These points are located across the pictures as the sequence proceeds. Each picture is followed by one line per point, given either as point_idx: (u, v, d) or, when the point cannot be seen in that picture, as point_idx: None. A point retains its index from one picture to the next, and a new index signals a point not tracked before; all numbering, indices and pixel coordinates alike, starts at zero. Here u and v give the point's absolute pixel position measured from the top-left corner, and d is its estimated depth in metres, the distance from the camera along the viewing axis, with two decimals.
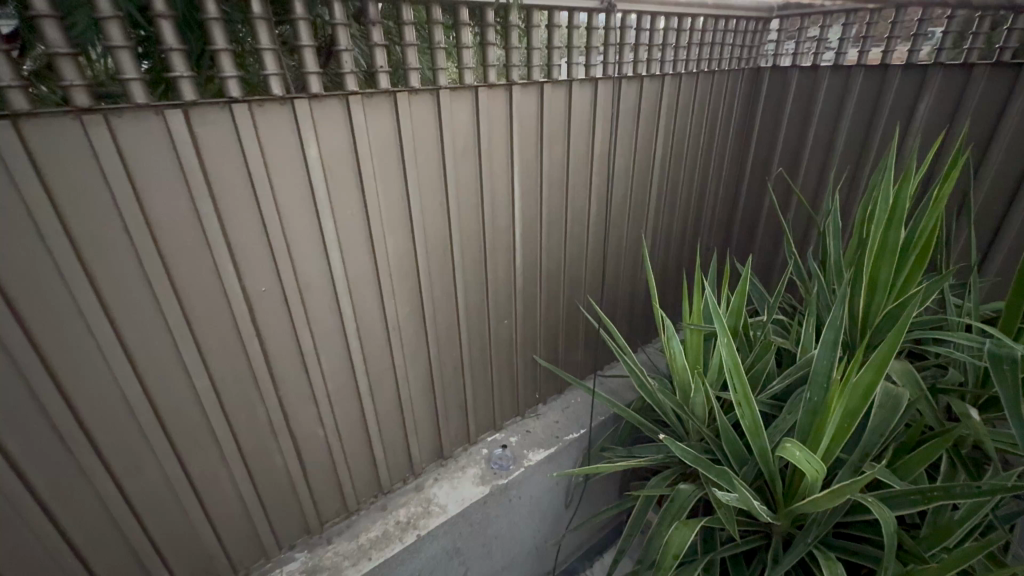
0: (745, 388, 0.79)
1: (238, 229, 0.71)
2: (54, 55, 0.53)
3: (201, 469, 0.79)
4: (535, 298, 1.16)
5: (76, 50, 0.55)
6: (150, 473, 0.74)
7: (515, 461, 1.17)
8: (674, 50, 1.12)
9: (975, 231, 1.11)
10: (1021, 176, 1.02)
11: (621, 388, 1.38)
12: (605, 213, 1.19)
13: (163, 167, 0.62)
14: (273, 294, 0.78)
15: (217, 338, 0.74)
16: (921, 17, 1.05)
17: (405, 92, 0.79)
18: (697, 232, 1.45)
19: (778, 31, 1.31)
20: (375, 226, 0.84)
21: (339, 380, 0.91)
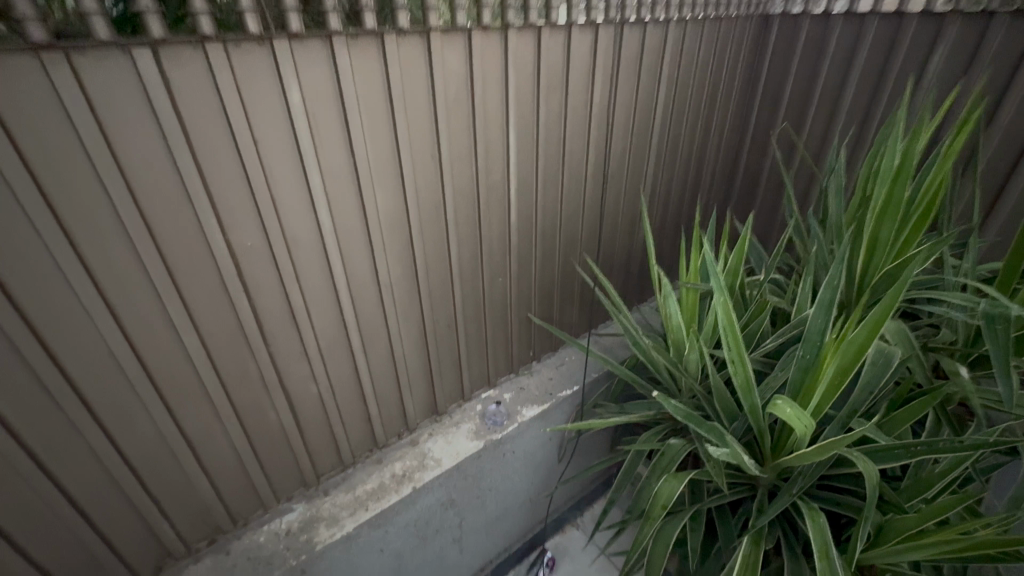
0: (740, 346, 0.79)
1: (219, 180, 0.67)
2: None
3: (196, 424, 0.80)
4: (529, 256, 1.14)
5: None
6: (144, 428, 0.74)
7: (509, 417, 1.19)
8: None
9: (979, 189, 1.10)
10: None
11: (614, 346, 1.39)
12: (602, 167, 1.15)
13: (135, 113, 0.58)
14: (260, 250, 0.75)
15: (205, 294, 0.73)
16: None
17: (393, 35, 0.73)
18: (697, 189, 1.41)
19: None
20: (364, 180, 0.80)
21: (331, 337, 0.90)
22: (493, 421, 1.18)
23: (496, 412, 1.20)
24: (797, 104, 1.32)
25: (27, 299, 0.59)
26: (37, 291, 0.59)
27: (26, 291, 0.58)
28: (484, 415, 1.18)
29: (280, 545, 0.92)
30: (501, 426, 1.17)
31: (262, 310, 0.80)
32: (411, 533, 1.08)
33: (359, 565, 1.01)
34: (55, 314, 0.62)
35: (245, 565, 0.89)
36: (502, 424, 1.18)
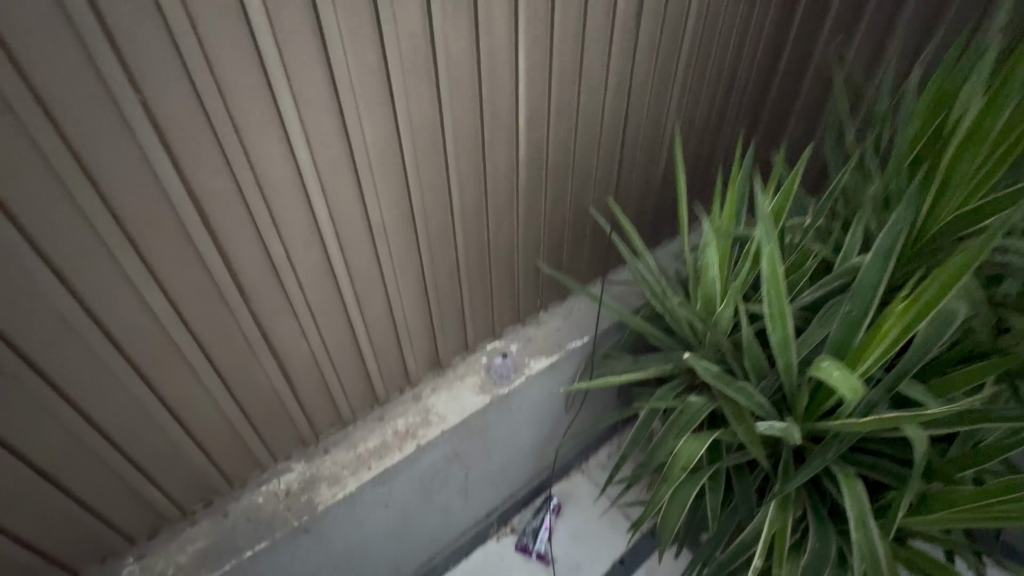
0: (783, 301, 0.71)
1: (168, 109, 0.55)
2: None
3: (175, 388, 0.73)
4: (539, 197, 1.02)
5: None
6: (115, 394, 0.67)
7: (516, 370, 1.13)
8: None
9: None
10: None
11: (627, 294, 1.30)
12: (623, 93, 1.00)
13: (39, 13, 0.45)
14: (228, 195, 0.64)
15: (165, 245, 0.63)
16: None
17: None
18: (726, 120, 1.26)
19: None
20: (349, 109, 0.67)
21: (321, 292, 0.81)
22: (499, 374, 1.11)
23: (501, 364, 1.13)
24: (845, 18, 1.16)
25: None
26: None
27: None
28: (490, 367, 1.11)
29: (280, 506, 0.88)
30: (507, 378, 1.11)
31: (237, 263, 0.70)
32: (418, 488, 1.05)
33: (365, 521, 0.98)
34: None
35: (245, 528, 0.85)
36: (508, 377, 1.11)
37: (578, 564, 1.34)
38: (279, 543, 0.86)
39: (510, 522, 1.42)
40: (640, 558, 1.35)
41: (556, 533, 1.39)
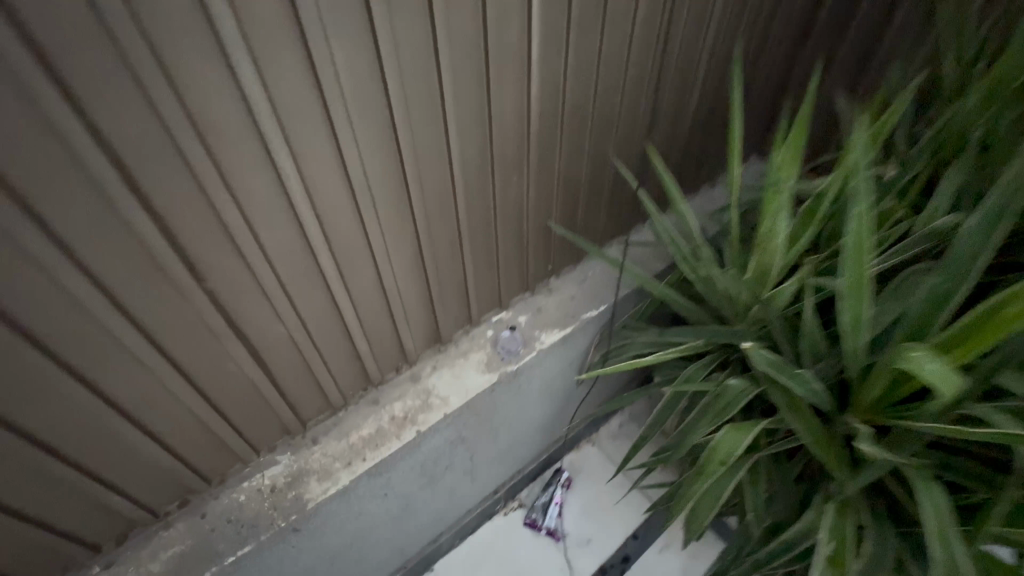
0: (863, 275, 0.58)
1: (53, 27, 0.40)
2: None
3: (120, 384, 0.60)
4: (552, 148, 0.87)
5: None
6: (43, 395, 0.55)
7: (525, 345, 1.01)
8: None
9: None
10: None
11: (647, 257, 1.17)
12: (654, 17, 0.83)
13: None
14: (159, 149, 0.49)
15: (75, 208, 0.48)
16: None
17: None
18: (766, 54, 1.08)
19: None
20: (312, 32, 0.51)
21: (296, 267, 0.67)
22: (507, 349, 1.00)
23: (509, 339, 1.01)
24: None
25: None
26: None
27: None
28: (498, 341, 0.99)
29: (265, 505, 0.79)
30: (517, 353, 0.99)
31: (180, 229, 0.55)
32: (419, 474, 0.96)
33: (362, 512, 0.90)
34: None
35: (226, 530, 0.76)
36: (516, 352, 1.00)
37: (590, 539, 1.28)
38: (265, 545, 0.77)
39: (517, 497, 1.36)
40: (654, 532, 1.28)
41: (566, 508, 1.33)
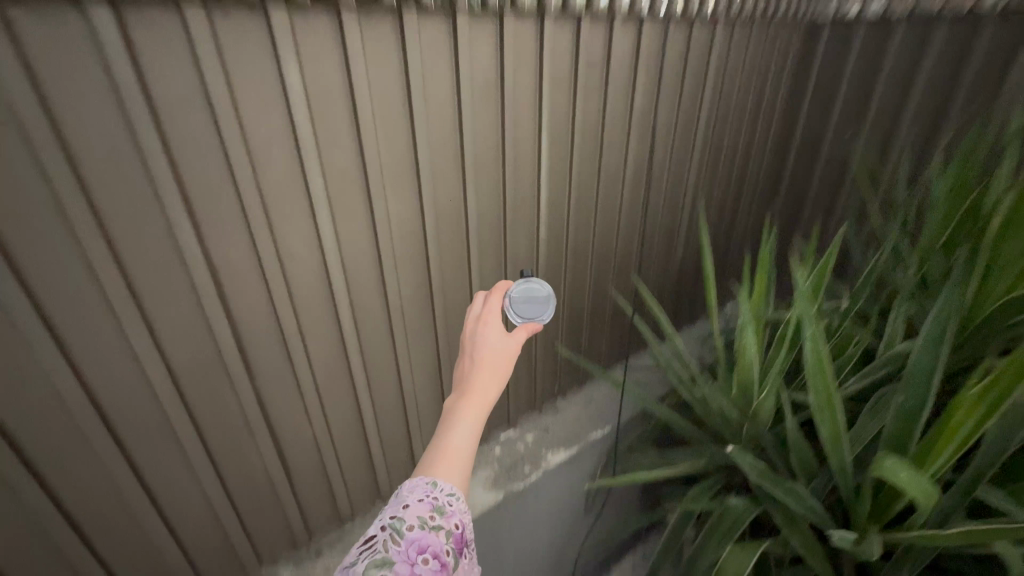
0: (831, 389, 0.65)
1: (201, 192, 0.55)
2: None
3: (156, 466, 0.62)
4: (559, 282, 1.00)
5: None
6: (80, 468, 0.56)
7: (531, 464, 1.03)
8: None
9: None
10: None
11: (650, 381, 1.23)
12: (640, 183, 1.04)
13: (97, 111, 0.46)
14: (248, 267, 0.61)
15: (159, 286, 0.55)
16: None
17: (414, 12, 0.61)
18: (738, 206, 1.32)
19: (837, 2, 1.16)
20: (375, 188, 0.68)
21: (331, 371, 0.76)
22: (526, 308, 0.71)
23: (527, 291, 0.71)
24: (853, 104, 1.23)
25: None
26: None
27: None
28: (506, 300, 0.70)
29: None
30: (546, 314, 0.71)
31: (239, 318, 0.63)
32: None
33: None
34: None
35: None
36: (542, 304, 0.72)
37: None
38: None
39: None
40: None
41: None
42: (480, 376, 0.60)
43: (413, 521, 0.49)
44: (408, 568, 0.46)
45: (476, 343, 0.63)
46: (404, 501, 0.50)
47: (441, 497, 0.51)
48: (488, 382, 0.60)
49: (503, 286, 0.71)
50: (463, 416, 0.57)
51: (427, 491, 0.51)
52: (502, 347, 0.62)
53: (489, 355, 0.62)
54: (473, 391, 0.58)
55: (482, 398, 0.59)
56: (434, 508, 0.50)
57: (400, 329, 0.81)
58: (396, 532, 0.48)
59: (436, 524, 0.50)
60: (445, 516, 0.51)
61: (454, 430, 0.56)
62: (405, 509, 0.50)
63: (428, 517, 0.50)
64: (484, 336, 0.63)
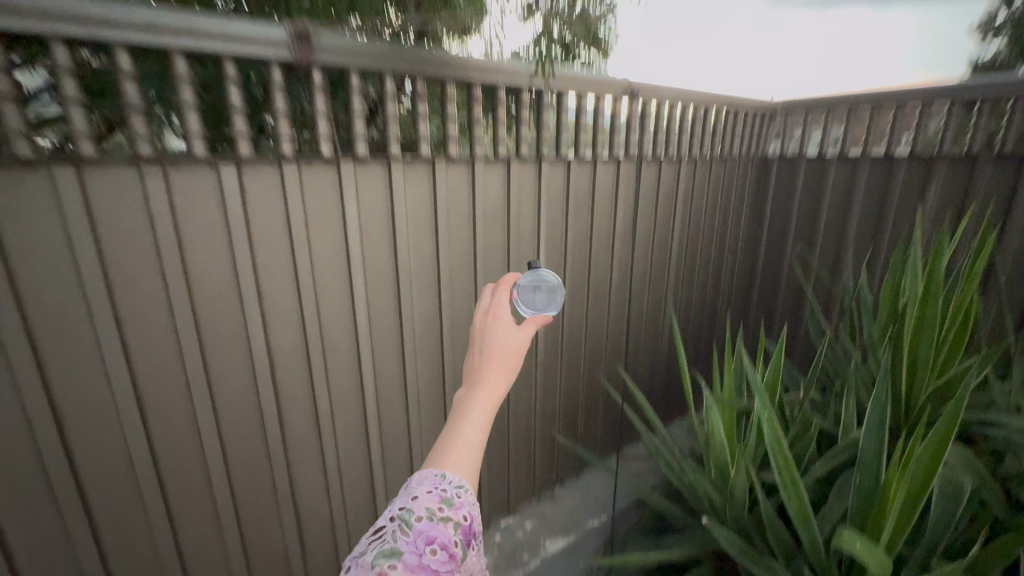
0: (792, 467, 0.74)
1: (271, 290, 0.70)
2: (67, 108, 0.51)
3: (191, 521, 0.70)
4: (557, 371, 1.12)
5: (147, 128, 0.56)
6: (129, 515, 0.65)
7: (531, 553, 1.08)
8: (689, 117, 1.20)
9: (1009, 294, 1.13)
10: None
11: (644, 470, 1.29)
12: (626, 286, 1.20)
13: (209, 230, 0.63)
14: (296, 350, 0.74)
15: (226, 360, 0.68)
16: (895, 121, 1.22)
17: (443, 160, 0.83)
18: (716, 305, 1.49)
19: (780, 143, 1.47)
20: (404, 288, 0.83)
21: (352, 446, 0.85)
22: (534, 304, 0.70)
23: (532, 287, 0.70)
24: (805, 223, 1.44)
25: (8, 337, 0.52)
26: (25, 325, 0.53)
27: (7, 324, 0.52)
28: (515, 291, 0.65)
29: None
30: (555, 306, 0.70)
31: (282, 396, 0.75)
32: None
33: None
34: (27, 359, 0.54)
35: None
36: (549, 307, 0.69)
37: None
38: None
39: None
40: None
41: None
42: (492, 368, 0.53)
43: (422, 511, 0.42)
44: (416, 560, 0.39)
45: (486, 335, 0.56)
46: (412, 492, 0.43)
47: (450, 488, 0.44)
48: (498, 374, 0.53)
49: (511, 278, 0.65)
50: (476, 407, 0.51)
51: (436, 483, 0.44)
52: (513, 339, 0.56)
53: (500, 348, 0.55)
54: (486, 382, 0.52)
55: (492, 392, 0.52)
56: (443, 499, 0.43)
57: (414, 410, 0.91)
58: (405, 523, 0.41)
59: (445, 515, 0.42)
60: (454, 507, 0.43)
61: (465, 423, 0.50)
62: (413, 499, 0.43)
63: (437, 508, 0.42)
64: (495, 327, 0.57)
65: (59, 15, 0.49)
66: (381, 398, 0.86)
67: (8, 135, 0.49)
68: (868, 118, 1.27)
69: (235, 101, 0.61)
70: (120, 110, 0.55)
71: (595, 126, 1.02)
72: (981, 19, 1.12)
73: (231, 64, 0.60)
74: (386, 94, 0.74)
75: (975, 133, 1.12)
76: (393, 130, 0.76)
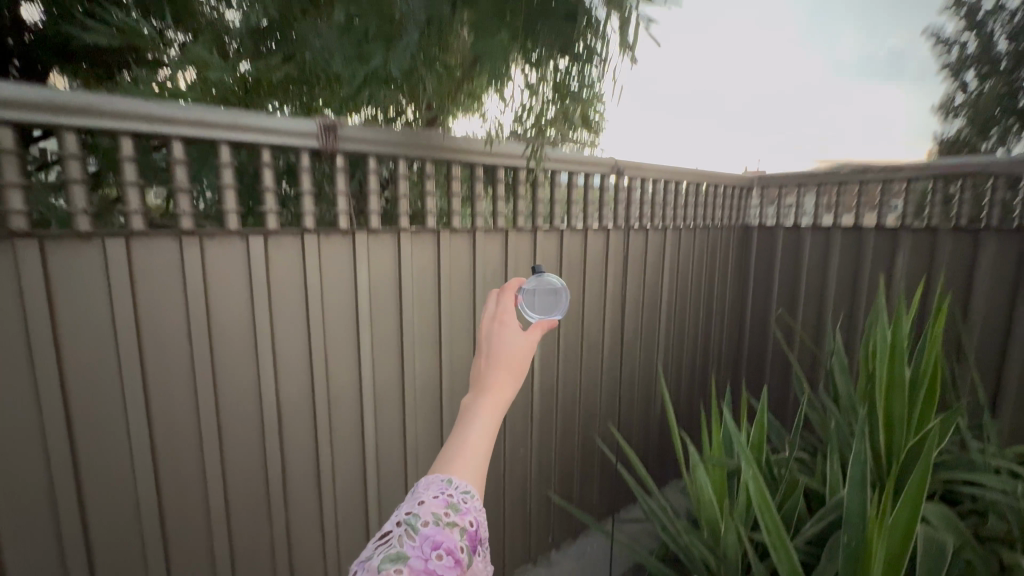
0: (780, 528, 0.76)
1: (285, 348, 0.75)
2: (125, 188, 0.60)
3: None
4: (552, 429, 1.15)
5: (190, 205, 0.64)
6: (129, 569, 0.66)
7: None
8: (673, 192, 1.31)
9: (982, 356, 1.19)
10: (1006, 318, 1.15)
11: (641, 535, 1.28)
12: (618, 346, 1.26)
13: (234, 293, 0.69)
14: (304, 406, 0.78)
15: (238, 414, 0.72)
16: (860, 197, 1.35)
17: (447, 231, 0.91)
18: (706, 366, 1.54)
19: (759, 210, 1.58)
20: (408, 348, 0.89)
21: (350, 503, 0.86)
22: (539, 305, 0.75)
23: (537, 289, 0.75)
24: (787, 288, 1.53)
25: (46, 389, 0.57)
26: (62, 378, 0.58)
27: (46, 377, 0.57)
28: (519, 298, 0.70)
29: None
30: (561, 309, 0.76)
31: (287, 450, 0.78)
32: None
33: None
34: (59, 411, 0.59)
35: None
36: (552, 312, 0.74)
37: None
38: None
39: None
40: None
41: None
42: (497, 373, 0.58)
43: (428, 516, 0.44)
44: (421, 564, 0.40)
45: (491, 343, 0.61)
46: (419, 498, 0.46)
47: (455, 494, 0.47)
48: (504, 378, 0.58)
49: (516, 287, 0.69)
50: (480, 414, 0.55)
51: (442, 488, 0.47)
52: (518, 344, 0.61)
53: (505, 354, 0.60)
54: (491, 390, 0.57)
55: (497, 396, 0.57)
56: (449, 505, 0.45)
57: (412, 468, 0.93)
58: (411, 528, 0.43)
59: (450, 521, 0.44)
60: (459, 513, 0.45)
61: (472, 427, 0.54)
62: (420, 505, 0.45)
63: (442, 514, 0.45)
64: (500, 335, 0.61)
65: (129, 115, 0.58)
66: (380, 455, 0.89)
67: (72, 215, 0.57)
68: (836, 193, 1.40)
69: (268, 182, 0.70)
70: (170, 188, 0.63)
71: (586, 199, 1.12)
72: (941, 100, 1.26)
73: (265, 152, 0.69)
74: (398, 175, 0.84)
75: (933, 208, 1.23)
76: (403, 206, 0.85)
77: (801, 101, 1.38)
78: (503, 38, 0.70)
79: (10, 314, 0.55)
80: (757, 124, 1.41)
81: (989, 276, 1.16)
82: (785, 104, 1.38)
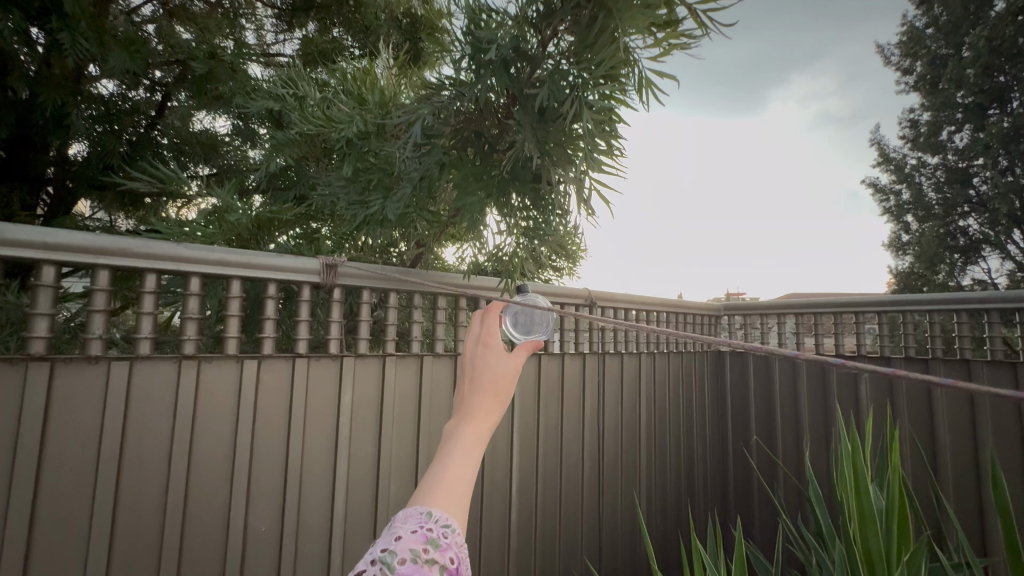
0: None
1: (261, 471, 0.76)
2: (141, 315, 0.68)
3: None
4: (530, 564, 1.08)
5: (193, 332, 0.72)
6: None
7: None
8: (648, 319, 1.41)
9: (958, 488, 1.19)
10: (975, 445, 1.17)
11: None
12: (597, 470, 1.25)
13: (219, 414, 0.72)
14: (271, 534, 0.76)
15: (203, 535, 0.70)
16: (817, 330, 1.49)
17: (430, 356, 0.98)
18: (691, 493, 1.51)
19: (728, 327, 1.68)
20: (384, 470, 0.89)
21: None
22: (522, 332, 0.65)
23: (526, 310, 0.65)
24: (763, 415, 1.56)
25: (15, 507, 0.58)
26: (34, 495, 0.59)
27: (19, 495, 0.58)
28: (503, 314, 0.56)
29: None
30: (541, 329, 0.66)
31: None
32: None
33: None
34: (22, 530, 0.58)
35: None
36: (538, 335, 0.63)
37: None
38: None
39: None
40: None
41: None
42: (481, 398, 0.46)
43: (405, 553, 0.36)
44: None
45: (475, 362, 0.48)
46: (394, 532, 0.37)
47: (438, 527, 0.38)
48: (492, 401, 0.46)
49: (502, 304, 0.57)
50: (472, 440, 0.43)
51: (422, 521, 0.38)
52: (505, 363, 0.48)
53: (489, 378, 0.47)
54: (483, 416, 0.45)
55: (483, 423, 0.45)
56: (429, 539, 0.37)
57: None
58: (387, 566, 0.35)
59: (431, 558, 0.36)
60: (440, 548, 0.37)
61: (453, 458, 0.42)
62: (396, 540, 0.37)
63: (421, 550, 0.36)
64: (483, 353, 0.48)
65: (157, 257, 0.68)
66: None
67: (87, 339, 0.64)
68: (815, 320, 1.49)
69: (268, 310, 0.78)
70: (179, 317, 0.71)
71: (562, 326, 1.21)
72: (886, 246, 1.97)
73: (271, 285, 0.78)
74: (388, 304, 0.93)
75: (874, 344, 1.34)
76: (390, 331, 0.92)
77: (775, 155, 1.79)
78: (479, 195, 0.84)
79: (3, 431, 0.58)
80: (752, 157, 1.76)
81: (946, 404, 1.21)
82: (767, 138, 1.79)
